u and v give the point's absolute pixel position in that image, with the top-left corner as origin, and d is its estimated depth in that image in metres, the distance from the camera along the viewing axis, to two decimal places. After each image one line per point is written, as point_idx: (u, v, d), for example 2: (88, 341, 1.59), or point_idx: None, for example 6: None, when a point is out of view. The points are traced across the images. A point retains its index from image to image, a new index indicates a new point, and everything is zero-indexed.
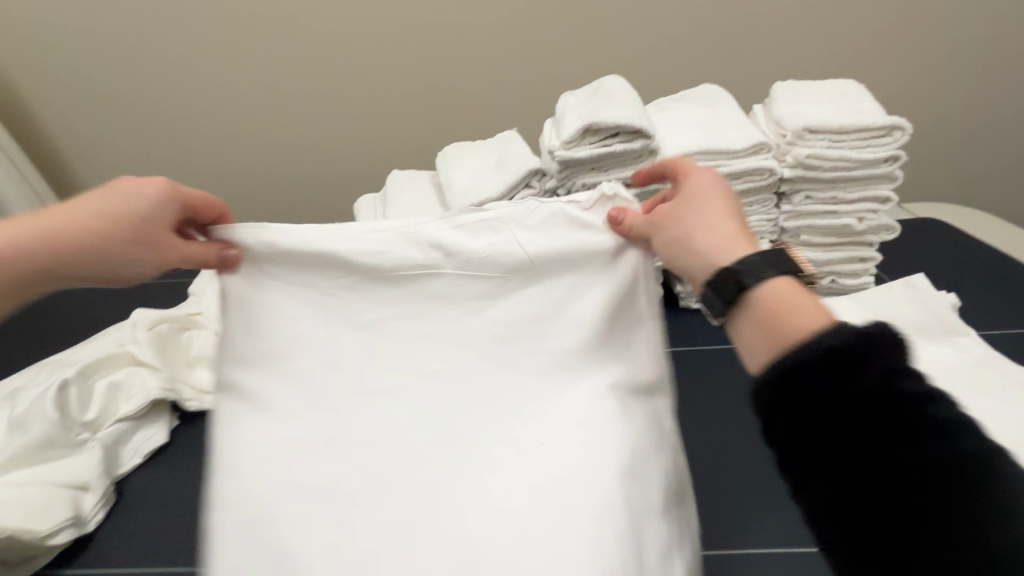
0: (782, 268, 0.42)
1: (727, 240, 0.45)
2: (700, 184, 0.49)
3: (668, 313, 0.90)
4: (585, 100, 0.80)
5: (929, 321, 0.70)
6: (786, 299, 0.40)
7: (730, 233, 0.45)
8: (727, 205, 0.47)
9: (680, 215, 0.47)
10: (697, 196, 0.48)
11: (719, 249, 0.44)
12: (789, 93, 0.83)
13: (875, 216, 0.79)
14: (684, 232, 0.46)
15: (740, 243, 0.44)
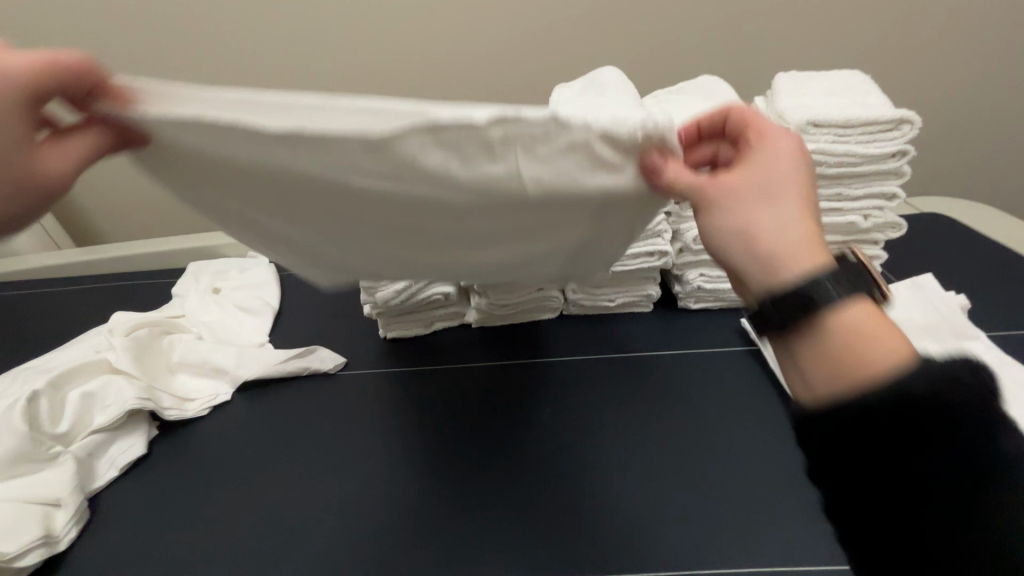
0: (859, 288, 0.39)
1: (794, 233, 0.41)
2: (777, 155, 0.44)
3: (667, 314, 0.87)
4: (579, 93, 0.77)
5: (939, 324, 0.67)
6: (865, 324, 0.38)
7: (803, 236, 0.41)
8: (799, 187, 0.43)
9: (749, 189, 0.43)
10: (772, 172, 0.43)
11: (786, 252, 0.40)
12: (792, 86, 0.80)
13: (881, 214, 0.76)
14: (749, 224, 0.41)
15: (812, 252, 0.40)
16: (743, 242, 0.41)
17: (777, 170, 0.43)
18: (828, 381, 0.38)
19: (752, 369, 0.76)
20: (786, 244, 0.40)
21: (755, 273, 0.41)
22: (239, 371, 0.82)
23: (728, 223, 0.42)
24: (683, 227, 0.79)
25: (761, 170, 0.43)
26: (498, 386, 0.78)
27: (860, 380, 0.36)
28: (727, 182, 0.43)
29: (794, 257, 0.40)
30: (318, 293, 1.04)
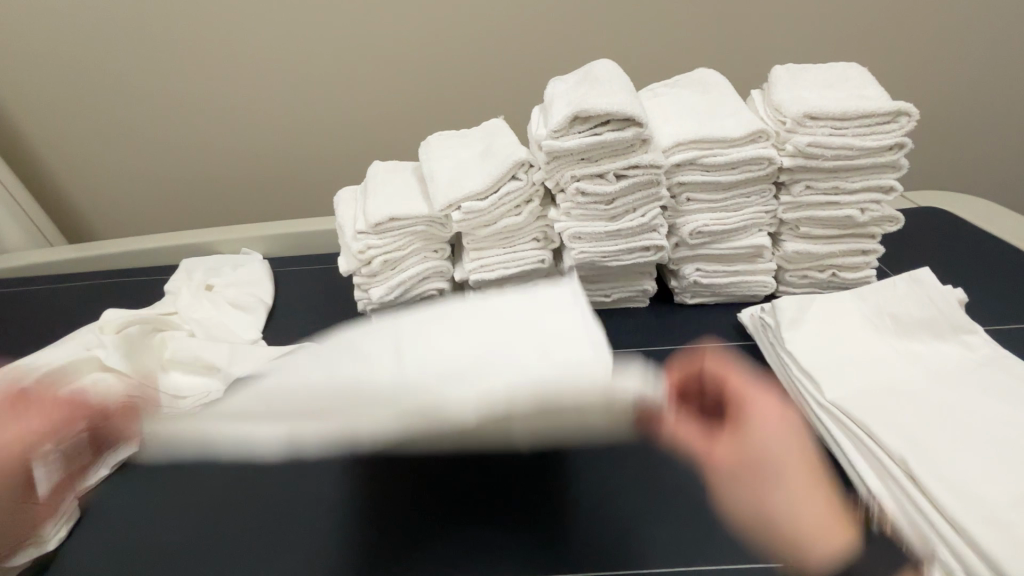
0: (881, 564, 0.52)
1: (790, 459, 0.57)
2: (767, 434, 0.59)
3: (663, 309, 0.86)
4: (573, 86, 0.76)
5: (936, 318, 0.67)
6: (827, 523, 0.53)
7: (779, 459, 0.56)
8: (802, 456, 0.58)
9: (746, 458, 0.56)
10: (768, 452, 0.57)
11: (805, 536, 0.52)
12: (789, 79, 0.79)
13: (878, 207, 0.75)
14: (773, 513, 0.53)
15: (804, 494, 0.54)
16: (745, 480, 0.56)
17: (763, 442, 0.58)
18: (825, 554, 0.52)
19: (749, 364, 0.75)
20: (807, 520, 0.52)
21: (782, 563, 0.52)
22: (232, 368, 0.81)
23: (744, 503, 0.57)
24: (679, 221, 0.78)
25: (751, 463, 0.56)
26: None
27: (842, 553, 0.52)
28: (734, 458, 0.57)
29: (811, 538, 0.52)
30: (312, 289, 1.04)
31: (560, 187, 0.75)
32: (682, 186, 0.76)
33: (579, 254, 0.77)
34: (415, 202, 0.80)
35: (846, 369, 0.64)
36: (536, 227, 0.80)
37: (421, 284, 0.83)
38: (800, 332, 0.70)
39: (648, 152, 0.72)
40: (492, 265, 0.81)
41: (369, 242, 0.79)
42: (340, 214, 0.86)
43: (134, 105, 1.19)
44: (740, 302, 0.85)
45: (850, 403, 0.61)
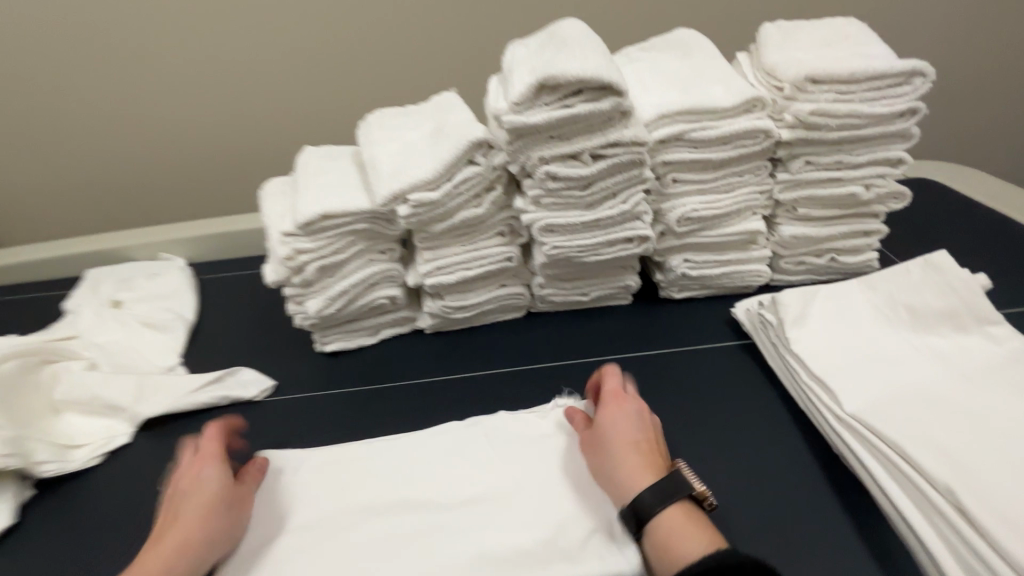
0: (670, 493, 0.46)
1: (633, 452, 0.50)
2: (626, 417, 0.53)
3: (646, 306, 0.76)
4: (535, 50, 0.64)
5: (957, 307, 0.59)
6: (677, 526, 0.45)
7: (631, 457, 0.50)
8: (644, 435, 0.52)
9: (597, 436, 0.53)
10: (602, 454, 0.51)
11: (619, 494, 0.49)
12: (779, 38, 0.69)
13: (883, 181, 0.67)
14: (608, 486, 0.50)
15: (631, 471, 0.49)
16: (593, 451, 0.52)
17: (607, 438, 0.52)
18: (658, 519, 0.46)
19: (748, 368, 0.66)
20: (619, 480, 0.49)
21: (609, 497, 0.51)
22: (140, 407, 0.67)
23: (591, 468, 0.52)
24: (664, 207, 0.67)
25: (593, 442, 0.53)
26: (460, 405, 0.66)
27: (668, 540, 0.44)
28: (593, 439, 0.53)
29: (630, 475, 0.49)
30: (243, 299, 0.89)
31: (527, 172, 0.63)
32: (668, 166, 0.65)
33: (552, 249, 0.66)
34: (353, 195, 0.67)
35: (864, 373, 0.56)
36: (500, 219, 0.68)
37: (368, 292, 0.71)
38: (810, 333, 0.60)
39: (628, 126, 0.61)
40: (451, 267, 0.69)
41: (299, 246, 0.65)
42: (265, 212, 0.72)
43: (10, 86, 0.99)
44: (731, 293, 0.76)
45: (873, 416, 0.52)
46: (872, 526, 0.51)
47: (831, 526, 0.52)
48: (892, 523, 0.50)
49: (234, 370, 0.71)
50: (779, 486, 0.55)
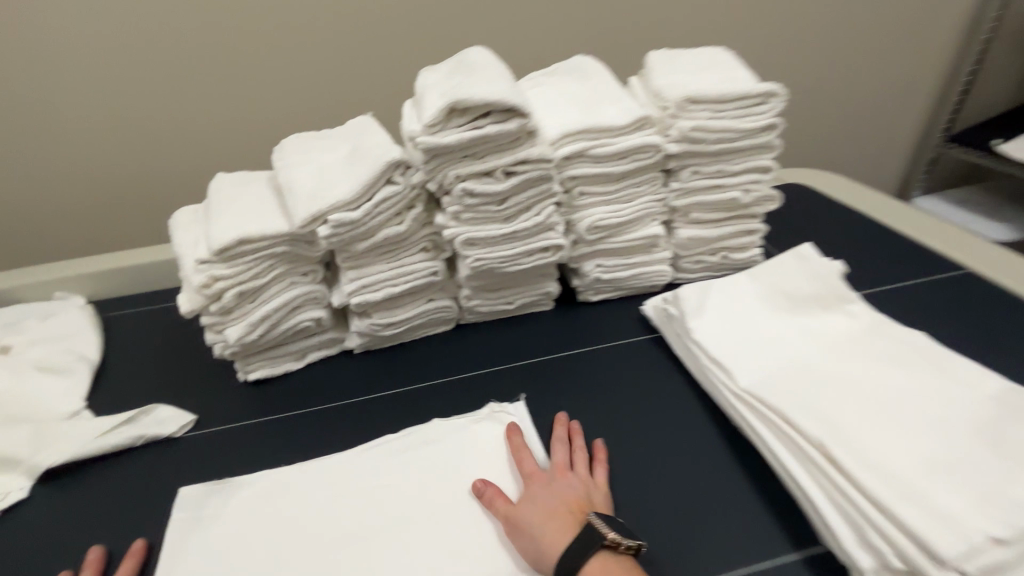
0: (593, 549, 0.47)
1: (550, 526, 0.50)
2: (542, 493, 0.53)
3: (568, 311, 0.81)
4: (445, 76, 0.68)
5: (824, 292, 0.68)
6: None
7: (557, 519, 0.50)
8: (562, 499, 0.52)
9: (519, 510, 0.52)
10: (522, 534, 0.50)
11: (546, 559, 0.48)
12: (663, 64, 0.78)
13: (758, 187, 0.77)
14: (537, 556, 0.49)
15: (558, 534, 0.49)
16: (515, 524, 0.51)
17: (533, 506, 0.52)
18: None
19: (660, 360, 0.72)
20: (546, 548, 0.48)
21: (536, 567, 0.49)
22: (39, 458, 0.62)
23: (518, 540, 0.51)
24: (575, 218, 0.73)
25: (515, 515, 0.52)
26: (394, 419, 0.67)
27: None
28: (517, 512, 0.52)
29: (549, 544, 0.49)
30: (155, 336, 0.85)
31: (444, 190, 0.66)
32: (574, 180, 0.71)
33: (474, 262, 0.69)
34: (271, 219, 0.66)
35: (753, 353, 0.62)
36: (423, 236, 0.70)
37: (292, 315, 0.70)
38: (705, 322, 0.67)
39: (535, 145, 0.66)
40: (376, 284, 0.70)
41: (215, 273, 0.64)
42: (178, 241, 0.70)
43: None
44: (642, 293, 0.83)
45: (757, 388, 0.57)
46: (768, 485, 0.55)
47: (733, 486, 0.55)
48: (783, 483, 0.53)
49: (146, 410, 0.67)
50: (685, 456, 0.59)
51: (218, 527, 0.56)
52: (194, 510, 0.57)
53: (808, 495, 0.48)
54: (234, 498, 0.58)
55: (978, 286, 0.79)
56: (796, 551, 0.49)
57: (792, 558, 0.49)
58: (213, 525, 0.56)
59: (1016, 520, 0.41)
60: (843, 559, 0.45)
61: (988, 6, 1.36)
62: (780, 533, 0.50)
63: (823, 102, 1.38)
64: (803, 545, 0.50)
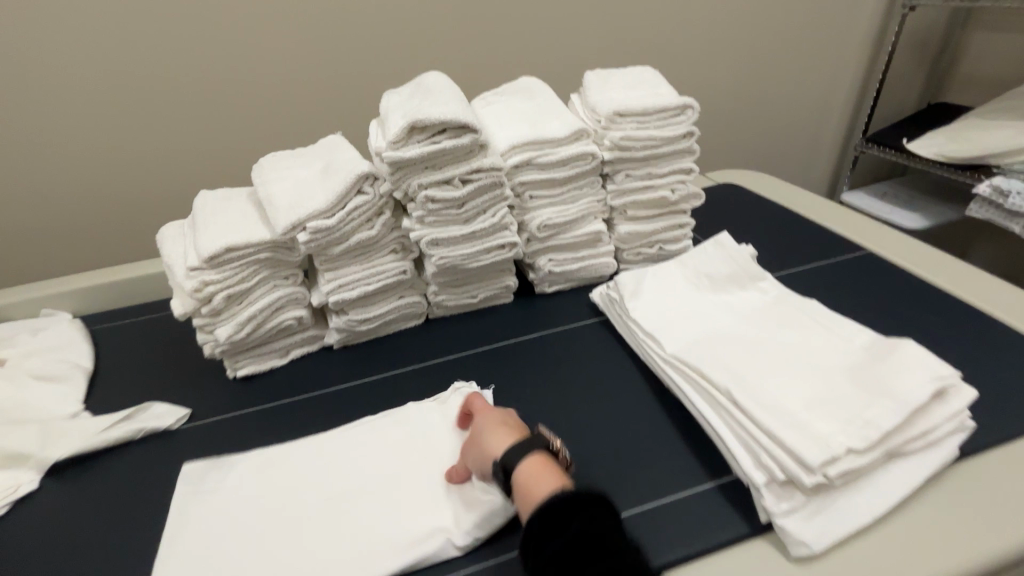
0: (534, 445, 0.55)
1: (502, 433, 0.58)
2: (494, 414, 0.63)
3: (526, 302, 0.92)
4: (406, 98, 0.77)
5: (738, 271, 0.80)
6: (534, 469, 0.52)
7: (506, 427, 0.59)
8: (509, 417, 0.61)
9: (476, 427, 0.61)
10: (476, 439, 0.59)
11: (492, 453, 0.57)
12: (597, 82, 0.90)
13: (683, 186, 0.88)
14: (486, 454, 0.57)
15: (504, 435, 0.58)
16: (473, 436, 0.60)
17: (487, 421, 0.61)
18: (527, 465, 0.53)
19: (606, 338, 0.82)
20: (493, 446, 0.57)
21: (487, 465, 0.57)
22: (47, 453, 0.68)
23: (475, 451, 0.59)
24: (527, 218, 0.83)
25: (473, 430, 0.61)
26: (372, 402, 0.75)
27: (534, 481, 0.52)
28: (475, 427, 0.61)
29: (500, 444, 0.57)
30: (143, 345, 0.91)
31: (409, 197, 0.76)
32: (524, 185, 0.81)
33: (439, 260, 0.79)
34: (255, 229, 0.74)
35: (679, 325, 0.73)
36: (392, 239, 0.79)
37: (276, 315, 0.78)
38: (640, 302, 0.78)
39: (486, 156, 0.76)
40: (352, 284, 0.79)
41: (206, 278, 0.72)
42: (167, 252, 0.77)
43: None
44: (590, 283, 0.93)
45: (680, 352, 0.68)
46: (693, 433, 0.65)
47: (663, 435, 0.65)
48: (702, 428, 0.63)
49: (141, 407, 0.74)
50: (624, 415, 0.69)
51: (218, 496, 0.63)
52: (193, 492, 0.64)
53: (720, 433, 0.59)
54: (229, 471, 0.66)
55: (874, 262, 0.92)
56: (712, 480, 0.60)
57: (711, 488, 0.59)
58: (212, 495, 0.63)
59: (869, 432, 0.53)
60: (746, 480, 0.56)
61: (888, 23, 1.54)
62: (702, 469, 0.61)
63: (750, 110, 1.54)
64: (719, 475, 0.60)
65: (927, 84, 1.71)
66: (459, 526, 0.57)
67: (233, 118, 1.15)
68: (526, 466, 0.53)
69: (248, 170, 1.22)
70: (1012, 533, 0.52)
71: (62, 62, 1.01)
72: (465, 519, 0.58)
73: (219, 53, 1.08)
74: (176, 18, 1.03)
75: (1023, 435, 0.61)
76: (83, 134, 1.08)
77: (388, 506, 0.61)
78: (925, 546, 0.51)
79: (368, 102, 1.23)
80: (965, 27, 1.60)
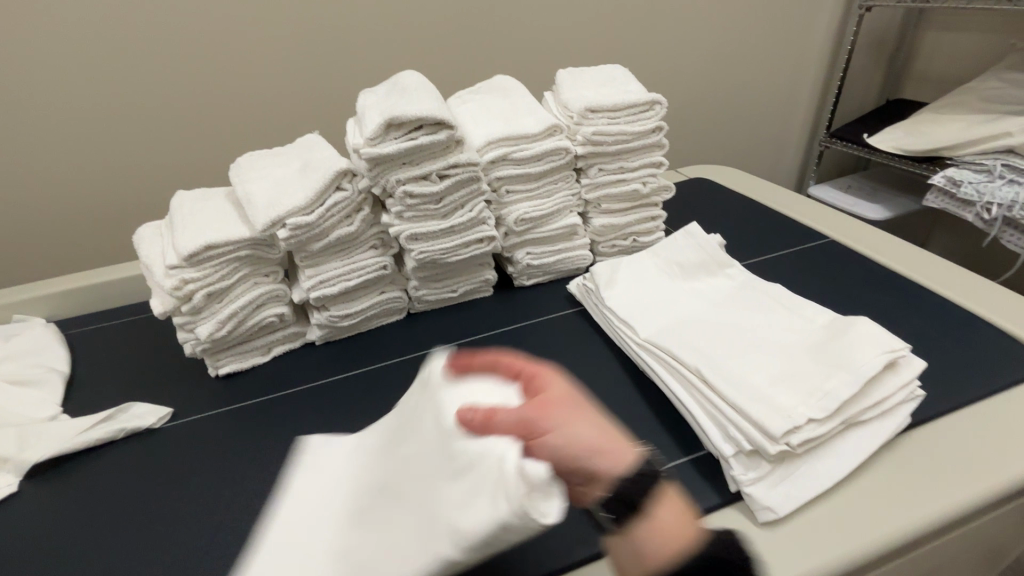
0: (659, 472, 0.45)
1: (607, 436, 0.44)
2: (558, 392, 0.49)
3: (505, 295, 0.94)
4: (382, 96, 0.79)
5: (708, 258, 0.84)
6: (669, 508, 0.43)
7: (593, 417, 0.46)
8: (580, 398, 0.49)
9: (549, 404, 0.46)
10: (561, 424, 0.44)
11: (599, 451, 0.43)
12: (569, 80, 0.92)
13: (655, 179, 0.91)
14: (582, 444, 0.43)
15: (609, 436, 0.45)
16: (551, 417, 0.45)
17: (564, 400, 0.47)
18: (665, 502, 0.43)
19: (583, 327, 0.85)
20: (595, 438, 0.44)
21: (598, 476, 0.42)
22: (25, 455, 0.67)
23: (555, 436, 0.43)
24: (504, 212, 0.86)
25: (546, 407, 0.46)
26: (355, 396, 0.76)
27: (675, 522, 0.43)
28: (548, 405, 0.46)
29: (612, 453, 0.43)
30: (121, 347, 0.90)
31: (388, 193, 0.77)
32: (500, 180, 0.84)
33: (419, 254, 0.80)
34: (234, 227, 0.75)
35: (652, 311, 0.76)
36: (371, 235, 0.81)
37: (256, 312, 0.79)
38: (615, 291, 0.81)
39: (463, 151, 0.78)
40: (332, 280, 0.79)
41: (185, 276, 0.72)
42: (145, 252, 0.77)
43: None
44: (567, 275, 0.96)
45: (654, 337, 0.71)
46: (666, 413, 0.68)
47: (638, 416, 0.68)
48: (675, 408, 0.66)
49: (122, 406, 0.74)
50: (601, 399, 0.71)
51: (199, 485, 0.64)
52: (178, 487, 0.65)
53: (691, 411, 0.62)
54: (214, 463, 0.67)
55: (835, 248, 0.97)
56: (685, 455, 0.62)
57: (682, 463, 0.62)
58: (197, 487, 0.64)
59: (828, 403, 0.56)
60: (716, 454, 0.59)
61: (846, 23, 1.61)
62: (674, 446, 0.64)
63: (717, 108, 1.60)
64: (691, 450, 0.63)
65: (886, 81, 1.79)
66: (457, 520, 0.38)
67: (209, 119, 1.15)
68: (661, 502, 0.43)
69: (225, 171, 1.21)
70: (959, 493, 0.55)
71: (30, 64, 1.00)
72: (464, 523, 0.38)
73: (193, 54, 1.08)
74: (148, 19, 1.03)
75: (969, 403, 0.65)
76: (53, 137, 1.07)
77: (433, 485, 0.44)
78: (880, 508, 0.54)
79: (344, 102, 1.24)
80: (918, 27, 1.68)
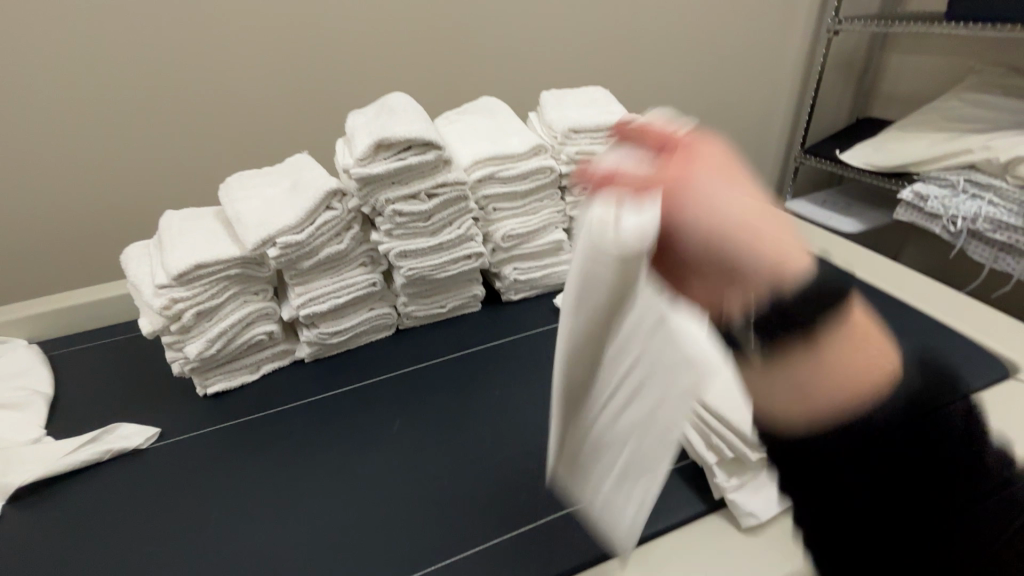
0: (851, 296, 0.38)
1: (757, 209, 0.37)
2: (695, 150, 0.41)
3: (494, 309, 0.96)
4: (370, 118, 0.81)
5: None
6: (862, 337, 0.37)
7: (747, 188, 0.38)
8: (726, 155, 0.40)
9: (680, 167, 0.40)
10: (696, 190, 0.38)
11: (759, 238, 0.36)
12: (553, 101, 0.95)
13: None
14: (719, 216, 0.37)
15: (778, 224, 0.37)
16: (685, 185, 0.38)
17: (700, 161, 0.40)
18: (858, 339, 0.37)
19: None
20: (743, 212, 0.37)
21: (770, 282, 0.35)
22: (8, 478, 0.67)
23: (691, 205, 0.38)
24: (492, 229, 0.88)
25: (675, 171, 0.39)
26: (347, 411, 0.77)
27: (865, 360, 0.37)
28: (680, 168, 0.40)
29: (773, 236, 0.36)
30: (106, 367, 0.89)
31: (377, 212, 0.79)
32: (487, 199, 0.86)
33: (408, 271, 0.82)
34: (224, 246, 0.76)
35: None
36: (361, 252, 0.82)
37: (246, 330, 0.79)
38: None
39: (451, 171, 0.80)
40: (322, 297, 0.80)
41: (174, 295, 0.72)
42: (133, 272, 0.78)
43: None
44: (554, 289, 0.99)
45: None
46: None
47: None
48: None
49: (108, 426, 0.73)
50: None
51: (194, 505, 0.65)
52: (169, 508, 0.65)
53: None
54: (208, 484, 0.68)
55: None
56: (670, 465, 0.66)
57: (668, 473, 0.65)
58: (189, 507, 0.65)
59: None
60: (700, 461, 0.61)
61: (815, 45, 1.69)
62: None
63: None
64: (676, 459, 0.66)
65: (855, 100, 1.87)
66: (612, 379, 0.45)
67: (197, 139, 1.16)
68: (855, 335, 0.37)
69: (212, 190, 1.22)
70: None
71: (15, 85, 1.01)
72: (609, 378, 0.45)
73: (180, 75, 1.09)
74: (135, 42, 1.04)
75: None
76: (37, 156, 1.07)
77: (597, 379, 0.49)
78: None
79: (331, 122, 1.25)
80: (884, 50, 1.76)
